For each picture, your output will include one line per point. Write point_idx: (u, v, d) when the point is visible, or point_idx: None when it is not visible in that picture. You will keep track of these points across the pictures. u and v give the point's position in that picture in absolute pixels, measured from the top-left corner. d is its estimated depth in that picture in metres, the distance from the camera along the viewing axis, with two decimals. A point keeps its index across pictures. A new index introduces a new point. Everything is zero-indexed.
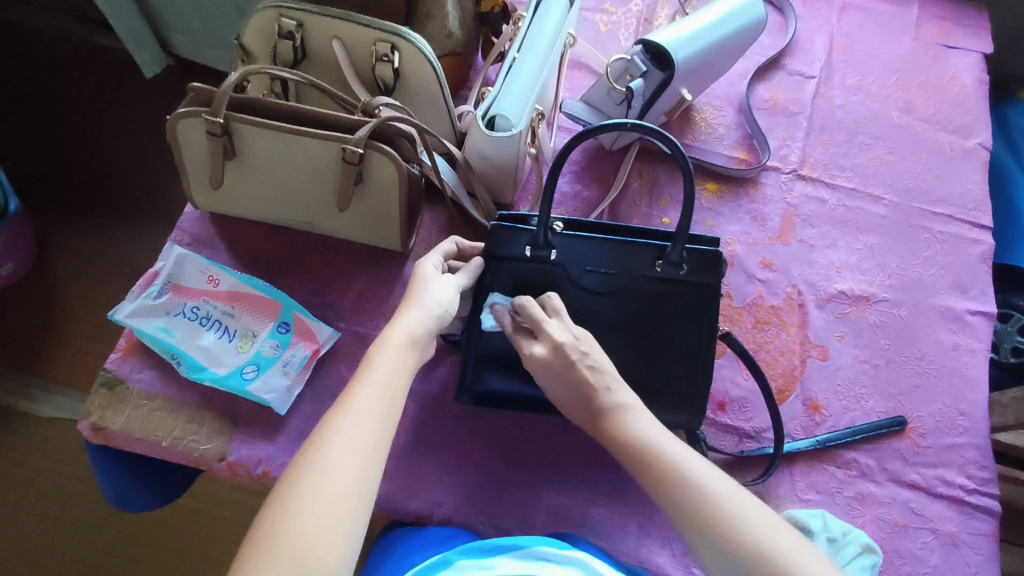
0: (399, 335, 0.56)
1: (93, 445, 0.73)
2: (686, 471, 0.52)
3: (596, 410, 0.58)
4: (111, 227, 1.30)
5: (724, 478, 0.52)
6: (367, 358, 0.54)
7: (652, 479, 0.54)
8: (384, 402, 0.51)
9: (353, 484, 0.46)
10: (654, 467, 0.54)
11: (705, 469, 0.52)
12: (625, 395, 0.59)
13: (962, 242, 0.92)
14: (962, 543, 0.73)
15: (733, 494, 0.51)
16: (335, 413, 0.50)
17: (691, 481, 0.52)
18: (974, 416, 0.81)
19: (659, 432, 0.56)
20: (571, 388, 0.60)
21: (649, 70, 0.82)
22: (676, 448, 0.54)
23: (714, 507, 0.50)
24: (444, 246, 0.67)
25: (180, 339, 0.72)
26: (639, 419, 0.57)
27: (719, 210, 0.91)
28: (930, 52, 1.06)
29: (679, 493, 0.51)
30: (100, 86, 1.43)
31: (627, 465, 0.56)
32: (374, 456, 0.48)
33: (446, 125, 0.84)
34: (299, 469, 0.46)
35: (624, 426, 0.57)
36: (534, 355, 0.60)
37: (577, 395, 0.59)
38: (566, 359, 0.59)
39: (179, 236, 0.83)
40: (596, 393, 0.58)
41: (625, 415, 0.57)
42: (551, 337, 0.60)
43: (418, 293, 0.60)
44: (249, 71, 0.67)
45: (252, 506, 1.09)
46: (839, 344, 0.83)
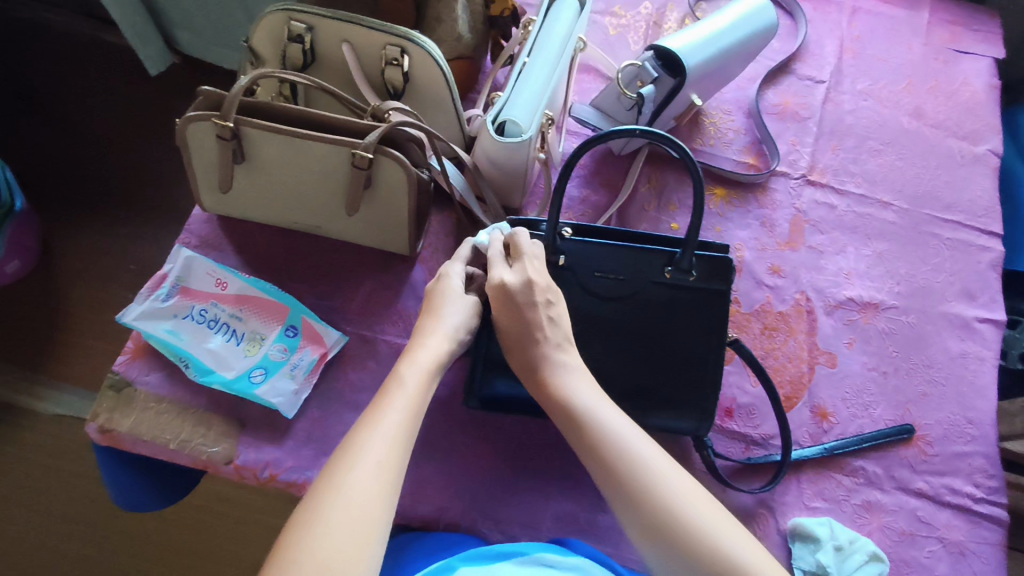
0: (425, 357, 0.56)
1: (101, 447, 0.73)
2: (617, 434, 0.55)
3: (539, 361, 0.61)
4: (118, 224, 1.30)
5: (654, 447, 0.55)
6: (393, 377, 0.55)
7: (582, 434, 0.56)
8: (406, 426, 0.52)
9: (376, 506, 0.46)
10: (587, 424, 0.56)
11: (636, 436, 0.55)
12: (569, 357, 0.62)
13: (971, 249, 0.92)
14: (969, 552, 0.73)
15: (661, 463, 0.53)
16: (361, 432, 0.50)
17: (619, 445, 0.54)
18: (982, 424, 0.80)
19: (593, 393, 0.59)
20: (522, 330, 0.61)
21: (660, 76, 0.81)
22: (610, 412, 0.57)
23: (633, 469, 0.53)
24: (464, 251, 0.67)
25: (188, 342, 0.72)
26: (579, 381, 0.60)
27: (727, 215, 0.91)
28: (941, 57, 1.05)
29: (606, 453, 0.54)
30: (107, 83, 1.43)
31: (560, 420, 0.59)
32: (397, 479, 0.49)
33: (455, 129, 0.84)
34: (326, 489, 0.46)
35: (564, 385, 0.59)
36: (505, 279, 0.61)
37: (526, 341, 0.62)
38: (533, 298, 0.61)
39: (187, 238, 0.83)
40: (545, 345, 0.61)
41: (567, 375, 0.60)
42: (528, 271, 0.62)
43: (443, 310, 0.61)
44: (259, 74, 0.67)
45: (259, 505, 1.09)
46: (848, 350, 0.83)
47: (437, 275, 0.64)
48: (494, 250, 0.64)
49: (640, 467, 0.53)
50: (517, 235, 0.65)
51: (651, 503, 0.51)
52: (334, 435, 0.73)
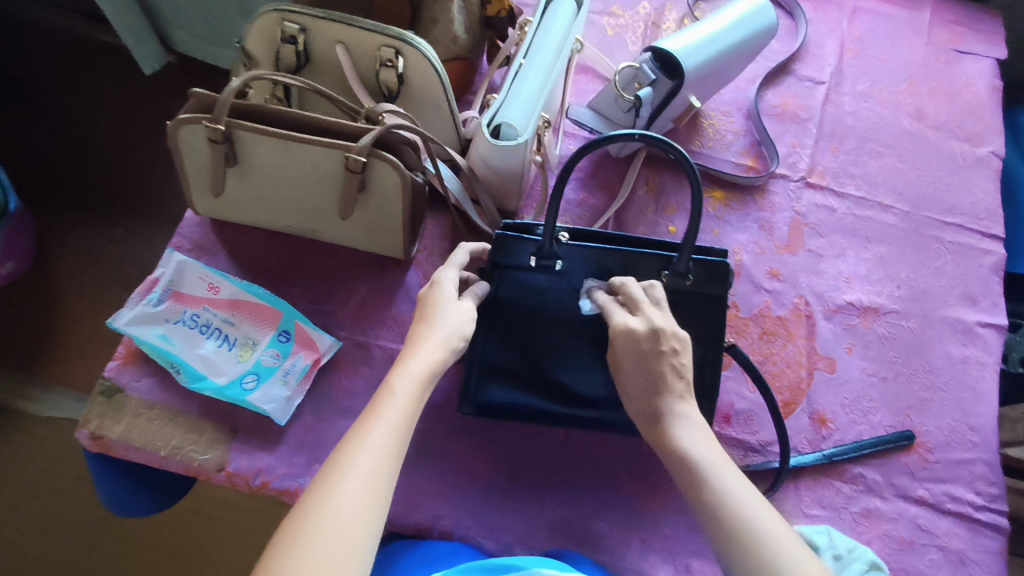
0: (417, 366, 0.55)
1: (92, 453, 0.72)
2: (738, 501, 0.52)
3: (659, 413, 0.59)
4: (113, 225, 1.29)
5: (778, 518, 0.52)
6: (385, 388, 0.54)
7: (700, 496, 0.54)
8: (397, 438, 0.51)
9: (363, 521, 0.45)
10: (707, 486, 0.54)
11: (758, 506, 0.52)
12: (690, 411, 0.59)
13: (973, 253, 0.91)
14: (970, 560, 0.72)
15: (787, 540, 0.50)
16: (350, 444, 0.49)
17: (740, 513, 0.52)
18: (983, 430, 0.80)
19: (715, 453, 0.56)
20: (646, 380, 0.60)
21: (658, 78, 0.80)
22: (730, 478, 0.54)
23: (756, 542, 0.50)
24: (459, 256, 0.65)
25: (179, 347, 0.71)
26: (695, 436, 0.57)
27: (726, 218, 0.90)
28: (943, 58, 1.04)
29: (725, 519, 0.52)
30: (101, 82, 1.42)
31: (678, 476, 0.57)
32: (385, 493, 0.48)
33: (450, 131, 0.83)
34: (312, 504, 0.45)
35: (681, 440, 0.57)
36: (630, 326, 0.59)
37: (650, 391, 0.60)
38: (661, 347, 0.59)
39: (180, 241, 0.82)
40: (668, 396, 0.59)
41: (684, 429, 0.58)
42: (653, 319, 0.59)
43: (436, 317, 0.59)
44: (251, 76, 0.66)
45: (254, 508, 1.09)
46: (847, 356, 0.82)
47: (430, 281, 0.63)
48: (605, 300, 0.64)
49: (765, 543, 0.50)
50: (630, 283, 0.63)
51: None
52: (327, 442, 0.72)
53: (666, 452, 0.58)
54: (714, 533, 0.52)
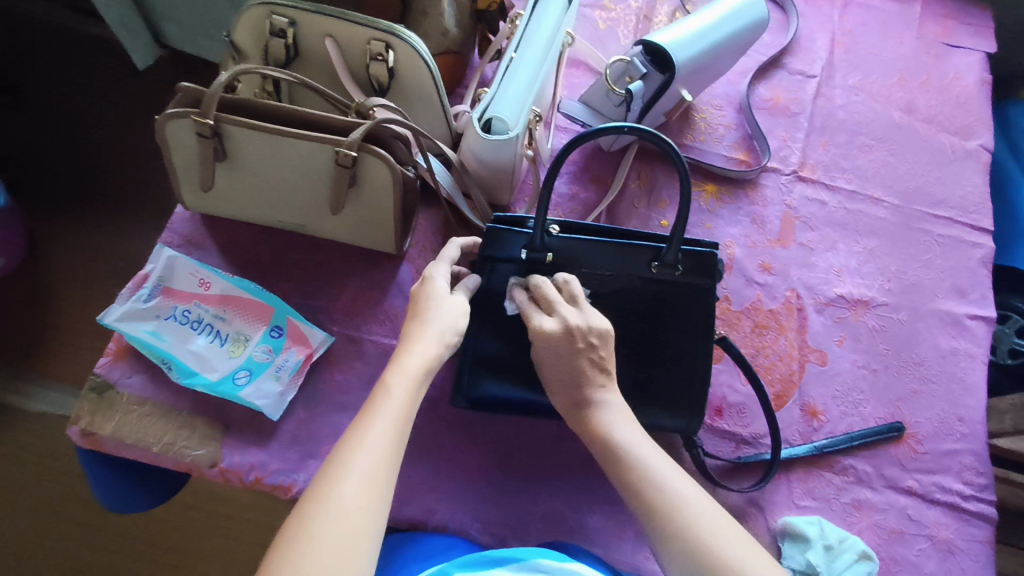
0: (414, 363, 0.55)
1: (84, 450, 0.72)
2: (666, 488, 0.54)
3: (584, 402, 0.61)
4: (103, 220, 1.28)
5: (702, 496, 0.53)
6: (381, 385, 0.54)
7: (632, 486, 0.55)
8: (395, 436, 0.51)
9: (363, 521, 0.45)
10: (634, 476, 0.55)
11: (687, 489, 0.53)
12: (614, 399, 0.61)
13: (962, 246, 0.91)
14: (958, 549, 0.73)
15: (718, 523, 0.51)
16: (349, 444, 0.49)
17: (671, 498, 0.53)
18: (972, 421, 0.80)
19: (633, 432, 0.58)
20: (568, 375, 0.61)
21: (649, 72, 0.80)
22: (658, 463, 0.55)
23: (688, 528, 0.51)
24: (450, 251, 0.65)
25: (170, 343, 0.71)
26: (621, 424, 0.59)
27: (717, 212, 0.90)
28: (933, 51, 1.05)
29: (659, 506, 0.53)
30: (90, 76, 1.40)
31: (609, 467, 0.58)
32: (385, 491, 0.48)
33: (441, 125, 0.82)
34: (312, 505, 0.45)
35: (603, 424, 0.59)
36: (545, 326, 0.60)
37: (572, 383, 0.61)
38: (576, 344, 0.59)
39: (170, 237, 0.82)
40: (591, 386, 0.60)
41: (612, 415, 0.60)
42: (566, 318, 0.60)
43: (429, 314, 0.59)
44: (240, 70, 0.65)
45: (248, 504, 1.09)
46: (838, 348, 0.83)
47: (422, 277, 0.62)
48: (523, 301, 0.64)
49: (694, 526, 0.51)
50: (545, 283, 0.63)
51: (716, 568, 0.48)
52: (320, 437, 0.72)
53: (597, 443, 0.59)
54: (648, 520, 0.53)
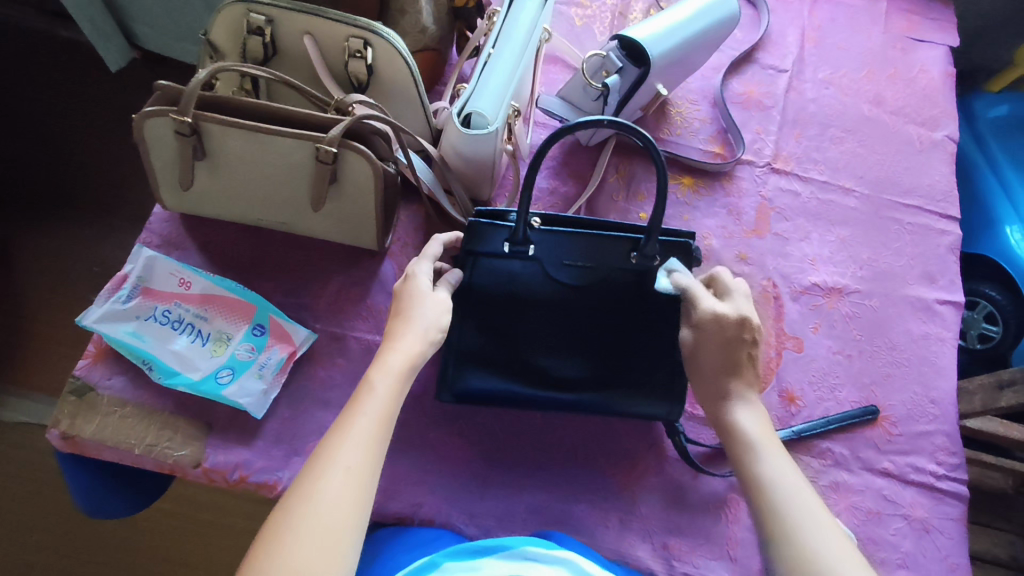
0: (398, 359, 0.55)
1: (64, 454, 0.71)
2: (777, 480, 0.55)
3: (723, 390, 0.62)
4: (78, 226, 1.26)
5: (828, 515, 0.52)
6: (365, 382, 0.54)
7: (746, 464, 0.57)
8: (378, 433, 0.51)
9: (346, 516, 0.46)
10: (753, 458, 0.57)
11: (800, 486, 0.54)
12: (754, 399, 0.62)
13: (931, 234, 0.94)
14: (933, 528, 0.75)
15: (821, 515, 0.52)
16: (332, 439, 0.50)
17: (775, 488, 0.54)
18: (943, 403, 0.83)
19: (765, 436, 0.59)
20: (724, 362, 0.62)
21: (625, 66, 0.81)
22: (776, 455, 0.57)
23: (796, 535, 0.50)
24: (433, 248, 0.65)
25: (151, 343, 0.70)
26: (757, 419, 0.60)
27: (695, 204, 0.92)
28: (900, 45, 1.07)
29: (757, 487, 0.55)
30: (61, 78, 1.38)
31: (731, 450, 0.60)
32: (369, 487, 0.48)
33: (421, 121, 0.83)
34: (294, 500, 0.46)
35: (738, 416, 0.60)
36: (718, 312, 0.61)
37: (723, 371, 0.62)
38: (742, 336, 0.61)
39: (148, 237, 0.81)
40: (738, 378, 0.62)
41: (742, 411, 0.61)
42: (741, 309, 0.61)
43: (412, 312, 0.59)
44: (217, 68, 0.65)
45: (231, 507, 1.08)
46: (814, 335, 0.85)
47: (405, 274, 0.63)
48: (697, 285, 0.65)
49: (791, 513, 0.52)
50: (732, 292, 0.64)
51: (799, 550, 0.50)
52: (305, 435, 0.72)
53: (726, 424, 0.61)
54: (753, 496, 0.55)
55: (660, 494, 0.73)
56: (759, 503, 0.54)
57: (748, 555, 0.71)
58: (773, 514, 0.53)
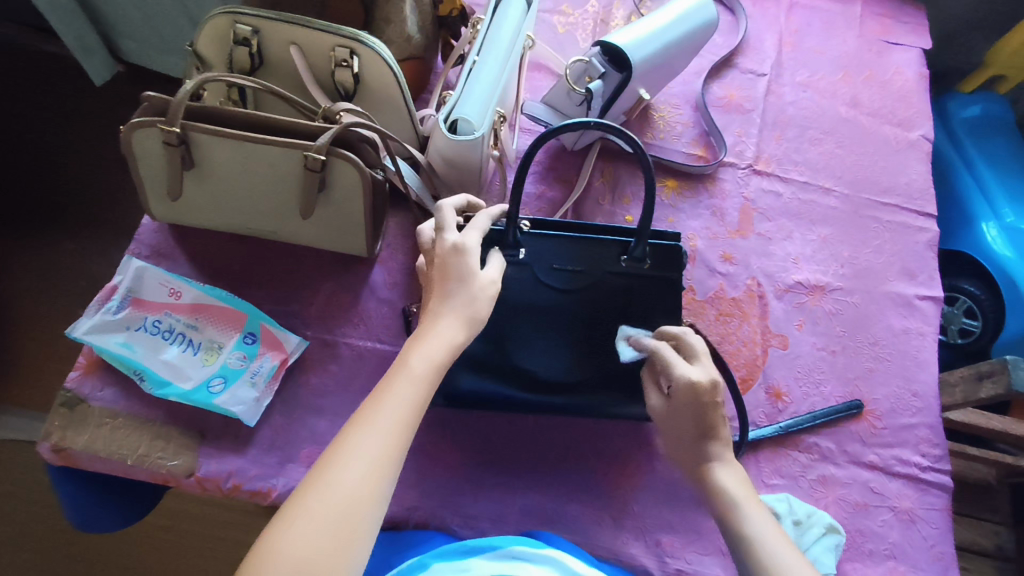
0: (434, 345, 0.52)
1: (56, 467, 0.71)
2: (767, 545, 0.52)
3: (701, 451, 0.60)
4: (64, 240, 1.26)
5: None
6: (400, 361, 0.51)
7: (732, 534, 0.55)
8: (406, 423, 0.48)
9: (360, 512, 0.44)
10: (736, 524, 0.55)
11: (789, 551, 0.52)
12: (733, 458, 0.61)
13: (910, 231, 0.96)
14: (919, 518, 0.77)
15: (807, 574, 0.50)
16: (359, 423, 0.47)
17: (768, 552, 0.52)
18: (926, 396, 0.84)
19: (751, 498, 0.57)
20: (693, 428, 0.60)
21: (607, 71, 0.83)
22: (763, 519, 0.55)
23: None
24: (481, 221, 0.61)
25: (142, 354, 0.70)
26: (740, 482, 0.58)
27: (679, 206, 0.93)
28: (874, 48, 1.10)
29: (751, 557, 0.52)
30: (43, 93, 1.37)
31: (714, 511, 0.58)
32: (388, 482, 0.46)
33: (408, 129, 0.84)
34: (312, 485, 0.44)
35: (720, 478, 0.59)
36: (693, 377, 0.58)
37: (695, 434, 0.60)
38: (707, 399, 0.58)
39: (137, 249, 0.81)
40: (715, 441, 0.60)
41: (725, 472, 0.59)
42: (712, 369, 0.59)
43: (451, 288, 0.56)
44: (205, 78, 0.66)
45: (224, 520, 1.07)
46: (798, 332, 0.86)
47: (449, 237, 0.58)
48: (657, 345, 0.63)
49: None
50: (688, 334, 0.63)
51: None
52: (298, 442, 0.72)
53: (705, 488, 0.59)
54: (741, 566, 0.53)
55: (652, 492, 0.74)
56: (750, 575, 0.52)
57: None
58: None
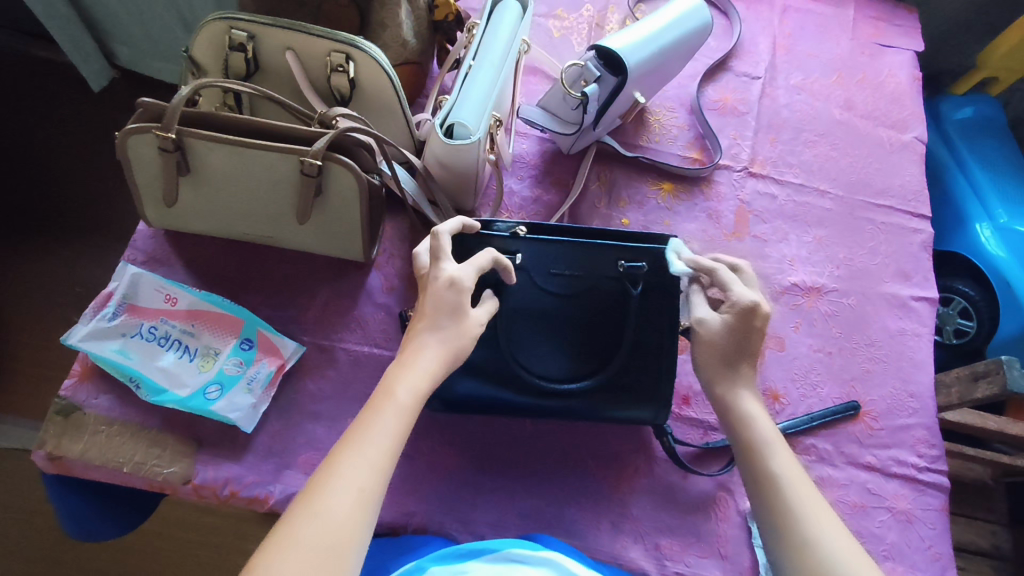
0: (418, 375, 0.53)
1: (51, 476, 0.70)
2: (792, 480, 0.54)
3: (735, 377, 0.61)
4: (58, 246, 1.25)
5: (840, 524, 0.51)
6: (384, 387, 0.52)
7: (758, 463, 0.56)
8: (393, 448, 0.49)
9: (349, 537, 0.44)
10: (763, 454, 0.56)
11: (813, 491, 0.54)
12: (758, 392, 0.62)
13: (905, 232, 0.96)
14: (916, 518, 0.77)
15: (832, 516, 0.52)
16: (346, 447, 0.48)
17: (792, 489, 0.54)
18: (922, 397, 0.85)
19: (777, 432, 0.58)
20: (734, 351, 0.61)
21: (603, 75, 0.83)
22: (788, 458, 0.56)
23: (819, 553, 0.49)
24: (483, 259, 0.60)
25: (137, 360, 0.70)
26: (765, 415, 0.60)
27: (675, 209, 0.93)
28: (867, 51, 1.11)
29: (776, 494, 0.54)
30: (37, 98, 1.37)
31: (736, 439, 0.59)
32: (375, 507, 0.47)
33: (405, 133, 0.84)
34: (302, 509, 0.44)
35: (749, 409, 0.60)
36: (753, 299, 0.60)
37: (735, 358, 0.61)
38: (760, 326, 0.60)
39: (133, 255, 0.81)
40: (748, 370, 0.61)
41: (751, 402, 0.60)
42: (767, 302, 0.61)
43: (436, 318, 0.56)
44: (201, 84, 0.66)
45: (221, 527, 1.07)
46: (795, 334, 0.86)
47: (437, 271, 0.57)
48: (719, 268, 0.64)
49: (802, 518, 0.51)
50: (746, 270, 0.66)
51: (814, 557, 0.49)
52: (295, 448, 0.72)
53: (732, 415, 0.60)
54: (764, 496, 0.54)
55: (651, 495, 0.74)
56: (769, 507, 0.54)
57: (739, 552, 0.72)
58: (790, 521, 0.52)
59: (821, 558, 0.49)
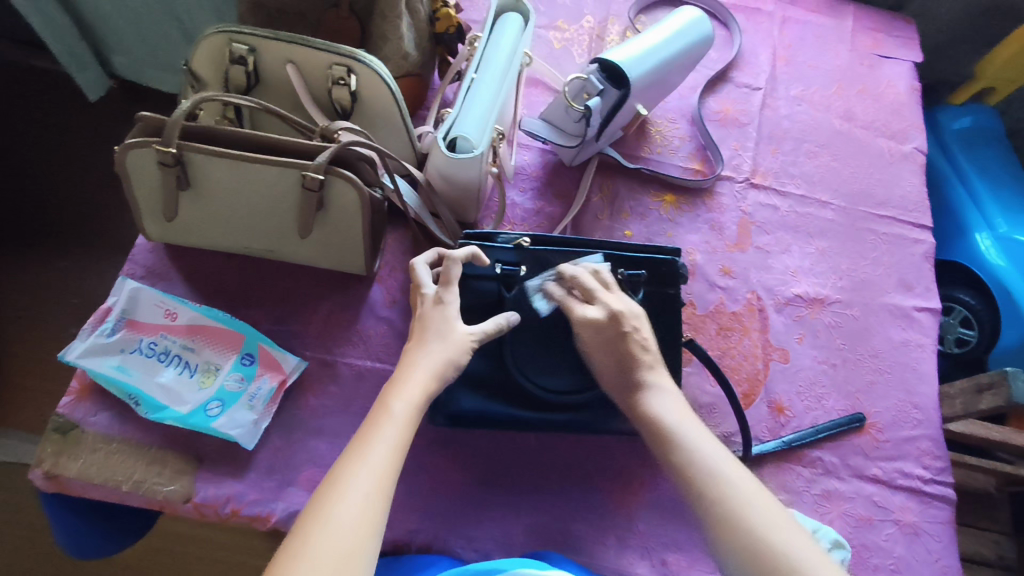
0: (414, 387, 0.54)
1: (48, 495, 0.69)
2: (702, 461, 0.54)
3: (632, 381, 0.61)
4: (55, 258, 1.24)
5: (760, 489, 0.52)
6: (381, 404, 0.52)
7: (670, 459, 0.56)
8: (396, 460, 0.49)
9: (360, 548, 0.44)
10: (671, 449, 0.56)
11: (728, 464, 0.54)
12: (662, 380, 0.62)
13: (906, 242, 0.96)
14: (923, 531, 0.76)
15: (749, 486, 0.52)
16: (351, 462, 0.48)
17: (705, 470, 0.54)
18: (926, 408, 0.84)
19: (681, 417, 0.58)
20: (615, 358, 0.62)
21: (605, 88, 0.83)
22: (699, 439, 0.56)
23: (742, 524, 0.50)
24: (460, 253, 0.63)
25: (137, 377, 0.69)
26: (671, 403, 0.60)
27: (678, 220, 0.93)
28: (867, 62, 1.11)
29: (692, 482, 0.54)
30: (33, 109, 1.36)
31: (649, 439, 0.59)
32: (383, 518, 0.46)
33: (406, 146, 0.83)
34: (310, 522, 0.44)
35: (653, 404, 0.59)
36: (590, 316, 0.62)
37: (620, 366, 0.62)
38: (621, 330, 0.61)
39: (131, 269, 0.80)
40: (640, 368, 0.61)
41: (655, 396, 0.60)
42: (609, 304, 0.61)
43: (427, 336, 0.58)
44: (202, 98, 0.65)
45: (219, 543, 1.05)
46: (798, 345, 0.86)
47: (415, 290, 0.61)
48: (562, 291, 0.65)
49: (718, 497, 0.52)
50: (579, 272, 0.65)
51: (741, 537, 0.49)
52: (297, 465, 0.71)
53: (640, 418, 0.60)
54: (682, 488, 0.55)
55: (657, 510, 0.73)
56: (688, 499, 0.54)
57: None
58: (708, 505, 0.52)
59: (742, 531, 0.49)
